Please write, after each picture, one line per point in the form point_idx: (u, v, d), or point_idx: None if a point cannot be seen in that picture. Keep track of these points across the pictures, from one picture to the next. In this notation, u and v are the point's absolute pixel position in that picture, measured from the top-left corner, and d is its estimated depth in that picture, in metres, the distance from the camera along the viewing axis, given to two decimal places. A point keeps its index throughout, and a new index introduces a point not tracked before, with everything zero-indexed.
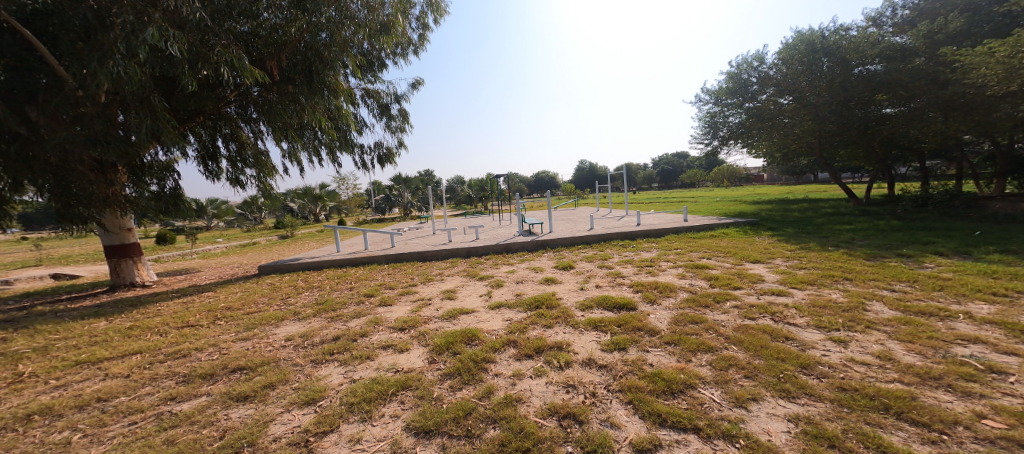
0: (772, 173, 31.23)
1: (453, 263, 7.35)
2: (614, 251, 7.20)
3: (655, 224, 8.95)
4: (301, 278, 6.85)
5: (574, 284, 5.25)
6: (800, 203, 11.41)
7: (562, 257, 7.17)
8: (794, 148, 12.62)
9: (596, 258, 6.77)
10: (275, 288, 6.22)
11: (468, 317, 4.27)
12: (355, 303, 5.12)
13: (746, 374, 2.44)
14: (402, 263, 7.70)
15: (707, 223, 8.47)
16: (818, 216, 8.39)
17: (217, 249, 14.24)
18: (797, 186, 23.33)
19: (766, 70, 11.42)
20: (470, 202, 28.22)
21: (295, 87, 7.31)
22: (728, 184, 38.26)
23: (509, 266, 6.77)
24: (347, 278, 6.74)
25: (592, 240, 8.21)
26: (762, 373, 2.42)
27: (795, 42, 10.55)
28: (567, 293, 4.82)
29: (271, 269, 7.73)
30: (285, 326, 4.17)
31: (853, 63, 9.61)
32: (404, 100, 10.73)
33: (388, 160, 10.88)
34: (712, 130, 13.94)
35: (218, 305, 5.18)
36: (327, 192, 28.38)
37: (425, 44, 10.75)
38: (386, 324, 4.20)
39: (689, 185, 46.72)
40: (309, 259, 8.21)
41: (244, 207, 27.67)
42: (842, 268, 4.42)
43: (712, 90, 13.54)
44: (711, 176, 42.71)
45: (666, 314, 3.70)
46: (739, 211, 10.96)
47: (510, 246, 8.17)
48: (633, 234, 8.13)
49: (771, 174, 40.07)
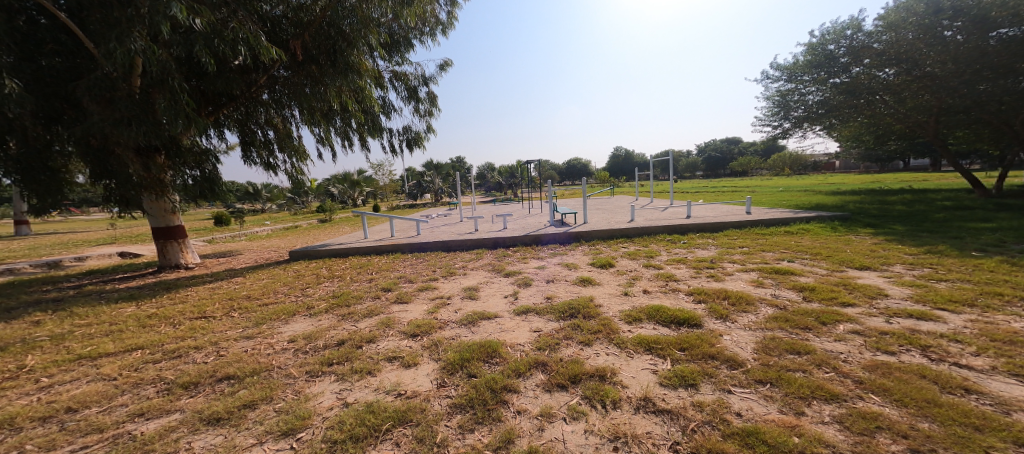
0: (843, 160, 27.41)
1: (479, 255, 6.79)
2: (661, 246, 6.23)
3: (709, 216, 7.74)
4: (325, 267, 6.64)
5: (614, 286, 4.44)
6: (899, 194, 9.50)
7: (600, 252, 6.33)
8: (894, 129, 10.48)
9: (640, 254, 5.86)
10: (298, 277, 6.02)
11: (491, 324, 3.66)
12: (371, 298, 4.72)
13: (912, 447, 1.61)
14: (426, 253, 7.30)
15: (777, 215, 7.10)
16: (933, 211, 6.77)
17: (262, 231, 14.87)
18: (874, 176, 20.20)
19: (862, 39, 9.41)
20: (501, 189, 27.74)
21: (319, 68, 6.96)
22: (788, 172, 34.39)
23: (539, 261, 6.06)
24: (369, 268, 6.42)
25: (635, 233, 7.24)
26: (944, 448, 1.58)
27: (907, 4, 8.51)
28: (607, 299, 4.02)
29: (301, 254, 7.65)
30: (293, 324, 3.82)
31: (992, 26, 7.64)
32: (433, 82, 10.17)
33: (417, 144, 10.47)
34: (781, 112, 12.02)
35: (239, 294, 4.99)
36: (366, 178, 29.09)
37: (453, 22, 10.09)
38: (398, 329, 3.73)
39: (743, 172, 42.76)
40: (337, 246, 8.06)
41: (292, 191, 29.22)
42: (1010, 283, 3.28)
43: (784, 65, 11.55)
44: (767, 164, 38.72)
45: (748, 336, 2.81)
46: (816, 202, 9.35)
47: (541, 237, 7.44)
48: (685, 227, 7.03)
49: (844, 161, 35.34)
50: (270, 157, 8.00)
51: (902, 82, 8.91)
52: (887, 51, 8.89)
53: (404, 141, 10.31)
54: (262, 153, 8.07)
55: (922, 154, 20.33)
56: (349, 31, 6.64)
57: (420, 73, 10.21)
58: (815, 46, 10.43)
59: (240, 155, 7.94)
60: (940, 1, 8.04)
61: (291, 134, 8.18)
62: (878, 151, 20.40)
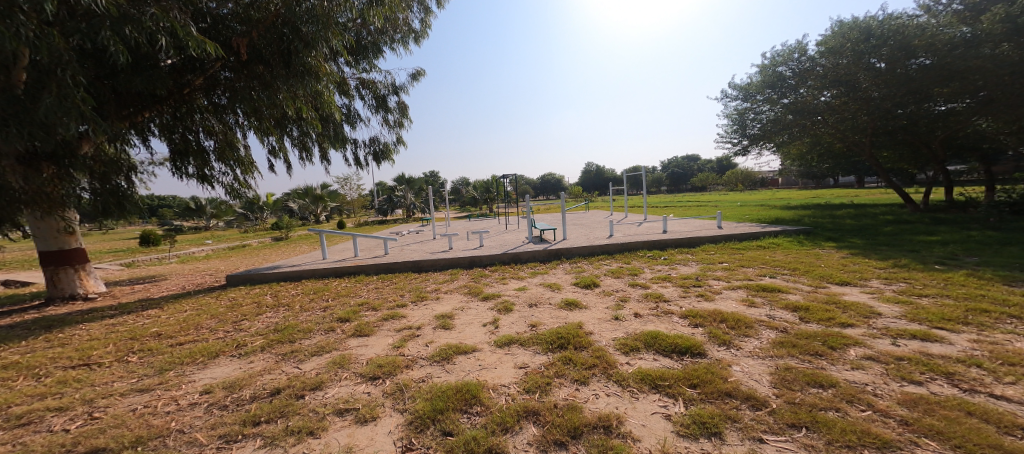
0: (789, 177, 29.83)
1: (452, 276, 6.23)
2: (642, 264, 6.04)
3: (684, 231, 7.77)
4: (270, 293, 5.75)
5: (602, 309, 4.09)
6: (847, 208, 10.21)
7: (581, 271, 6.02)
8: (837, 148, 11.44)
9: (623, 273, 5.61)
10: (234, 307, 5.11)
11: (468, 361, 3.13)
12: (322, 332, 4.00)
13: None
14: (393, 275, 6.62)
15: (749, 230, 7.22)
16: (885, 225, 7.19)
17: (203, 251, 13.25)
18: (819, 192, 22.00)
19: (806, 62, 10.25)
20: (474, 204, 27.17)
21: (267, 70, 6.15)
22: (741, 189, 36.84)
23: (518, 283, 5.63)
24: (325, 293, 5.65)
25: (614, 250, 7.05)
26: None
27: (845, 31, 9.34)
28: (597, 325, 3.64)
29: (242, 279, 6.64)
30: (213, 370, 3.05)
31: (906, 54, 8.44)
32: (403, 93, 9.64)
33: (383, 157, 9.78)
34: (740, 128, 12.84)
35: (151, 332, 4.06)
36: (328, 192, 27.42)
37: (427, 31, 9.73)
38: (353, 370, 3.08)
39: (701, 189, 45.35)
40: (288, 268, 7.13)
41: (244, 206, 26.90)
42: (988, 297, 3.27)
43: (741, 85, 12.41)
44: (722, 180, 41.35)
45: (761, 367, 2.50)
46: (778, 216, 9.81)
47: (518, 255, 7.02)
48: (663, 243, 6.94)
49: (789, 179, 38.51)
50: (204, 171, 6.91)
51: (842, 103, 9.72)
52: (828, 75, 9.65)
53: (371, 154, 9.62)
54: (196, 167, 6.96)
55: (859, 172, 22.45)
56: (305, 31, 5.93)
57: (390, 82, 9.64)
58: (767, 66, 11.48)
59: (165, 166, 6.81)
60: (873, 28, 8.88)
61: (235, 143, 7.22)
62: (821, 169, 22.30)
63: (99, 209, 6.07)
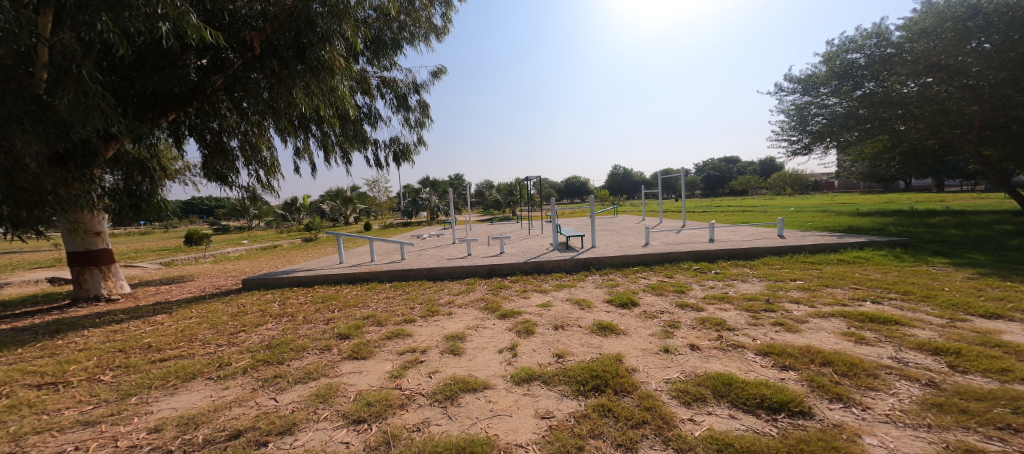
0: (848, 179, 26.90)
1: (470, 287, 5.63)
2: (689, 278, 5.14)
3: (737, 240, 6.72)
4: (278, 300, 5.41)
5: (645, 338, 3.29)
6: (937, 216, 8.62)
7: (616, 285, 5.22)
8: (920, 145, 9.78)
9: (666, 289, 4.75)
10: (238, 315, 4.77)
11: (475, 404, 2.47)
12: (316, 352, 3.50)
13: None
14: (407, 283, 6.13)
15: (821, 240, 6.08)
16: (1004, 238, 5.79)
17: (235, 252, 13.56)
18: (883, 196, 19.59)
19: (888, 47, 8.82)
20: (499, 207, 26.63)
21: (280, 63, 5.85)
22: (789, 192, 33.90)
23: (542, 298, 4.92)
24: (333, 302, 5.23)
25: (653, 261, 6.16)
26: None
27: (941, 9, 7.91)
28: (642, 360, 2.86)
29: (257, 283, 6.40)
30: (179, 398, 2.58)
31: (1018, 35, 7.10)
32: (425, 91, 9.33)
33: (405, 158, 9.50)
34: (798, 124, 11.44)
35: (141, 343, 3.73)
36: (359, 195, 28.00)
37: (449, 28, 9.38)
38: (337, 407, 2.51)
39: (743, 192, 42.32)
40: (303, 273, 6.83)
41: (282, 207, 28.02)
42: None
43: (799, 77, 11.07)
44: (768, 184, 38.32)
45: (916, 445, 1.62)
46: (849, 224, 8.42)
47: (543, 264, 6.32)
48: (713, 254, 5.96)
49: (845, 181, 34.98)
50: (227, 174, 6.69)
51: (939, 92, 8.15)
52: (923, 61, 8.09)
53: (391, 155, 9.36)
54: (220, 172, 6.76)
55: (932, 174, 19.77)
56: (319, 22, 5.60)
57: (411, 80, 9.33)
58: (834, 53, 10.20)
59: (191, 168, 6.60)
60: (982, 3, 7.40)
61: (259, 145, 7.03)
62: (886, 170, 19.87)
63: (116, 209, 5.86)
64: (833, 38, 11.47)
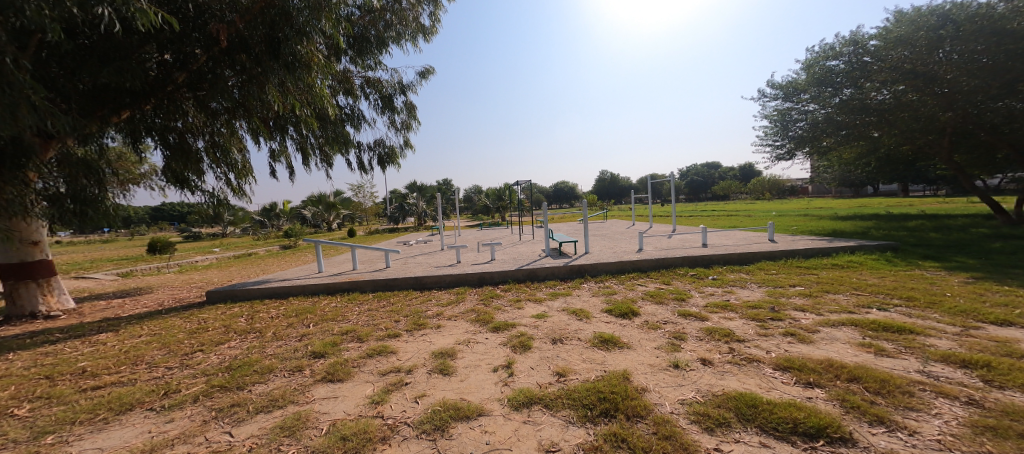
0: (823, 184, 28.00)
1: (459, 297, 5.30)
2: (687, 286, 4.98)
3: (730, 245, 6.66)
4: (247, 314, 4.94)
5: (652, 353, 3.06)
6: (915, 220, 8.88)
7: (613, 294, 5.01)
8: (896, 151, 10.13)
9: (665, 296, 4.57)
10: (199, 332, 4.29)
11: (469, 435, 2.16)
12: (286, 376, 3.10)
13: None
14: (391, 293, 5.76)
15: (813, 244, 6.06)
16: (987, 241, 5.92)
17: (206, 260, 12.77)
18: (858, 201, 20.36)
19: (866, 53, 9.25)
20: (487, 212, 26.34)
21: (250, 58, 5.37)
22: (768, 198, 35.00)
23: (537, 309, 4.65)
24: (310, 315, 4.82)
25: (648, 268, 6.00)
26: None
27: (913, 19, 8.36)
28: (651, 379, 2.61)
29: (223, 295, 5.87)
30: (112, 439, 2.17)
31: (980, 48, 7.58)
32: (411, 92, 8.99)
33: (389, 162, 9.10)
34: (780, 129, 11.78)
35: (78, 370, 3.24)
36: (341, 200, 27.20)
37: (437, 29, 9.13)
38: (306, 444, 2.15)
39: (724, 197, 43.46)
40: (276, 284, 6.33)
41: (259, 213, 26.92)
42: None
43: (782, 84, 11.49)
44: (748, 189, 39.42)
45: None
46: (834, 228, 8.55)
47: (536, 272, 6.07)
48: (708, 260, 5.86)
49: (819, 187, 36.42)
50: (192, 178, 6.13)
51: (915, 99, 8.51)
52: (901, 66, 8.50)
53: (375, 158, 8.95)
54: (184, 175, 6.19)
55: (902, 179, 20.74)
56: (295, 16, 5.19)
57: (396, 80, 8.98)
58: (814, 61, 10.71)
59: (152, 171, 6.04)
60: (953, 13, 7.85)
61: (229, 147, 6.50)
62: (860, 175, 20.70)
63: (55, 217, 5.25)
64: (812, 48, 12.01)
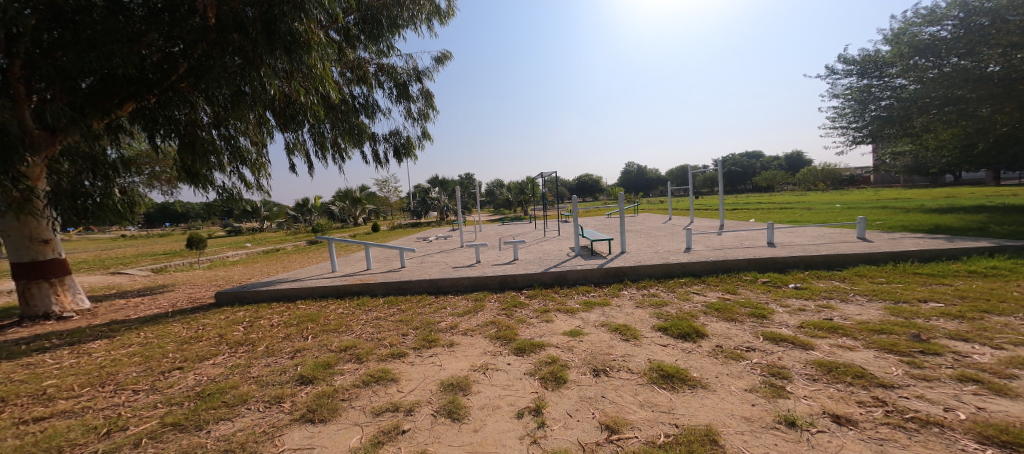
0: (886, 171, 25.06)
1: (478, 306, 4.59)
2: (761, 295, 3.96)
3: (804, 244, 5.51)
4: (246, 322, 4.46)
5: (742, 399, 2.14)
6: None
7: (663, 304, 4.06)
8: (1007, 131, 8.40)
9: (736, 311, 3.58)
10: (189, 343, 3.81)
11: None
12: (259, 410, 2.47)
13: None
14: (404, 299, 5.15)
15: (922, 246, 4.82)
16: None
17: (236, 255, 12.88)
18: (935, 190, 17.86)
19: (979, 16, 7.83)
20: (511, 206, 25.71)
21: (244, 37, 4.78)
22: (822, 188, 31.83)
23: (569, 323, 3.83)
24: (311, 325, 4.26)
25: (703, 272, 4.98)
26: None
27: None
28: (760, 447, 1.72)
29: (231, 297, 5.49)
30: None
31: None
32: (428, 78, 8.36)
33: (407, 153, 8.54)
34: (855, 109, 10.44)
35: (34, 391, 2.78)
36: (369, 195, 27.43)
37: (454, 10, 8.41)
38: None
39: (767, 188, 40.29)
40: (285, 285, 5.88)
41: (294, 209, 27.71)
42: None
43: (864, 57, 10.17)
44: (795, 179, 36.22)
45: None
46: (930, 224, 7.08)
47: (566, 274, 5.22)
48: (782, 263, 4.76)
49: (880, 176, 32.82)
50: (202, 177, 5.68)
51: None
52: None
53: (392, 149, 8.42)
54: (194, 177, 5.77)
55: (991, 165, 17.93)
56: None
57: (412, 66, 8.38)
58: (904, 30, 9.36)
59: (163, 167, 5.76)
60: None
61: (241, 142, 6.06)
62: (936, 161, 18.09)
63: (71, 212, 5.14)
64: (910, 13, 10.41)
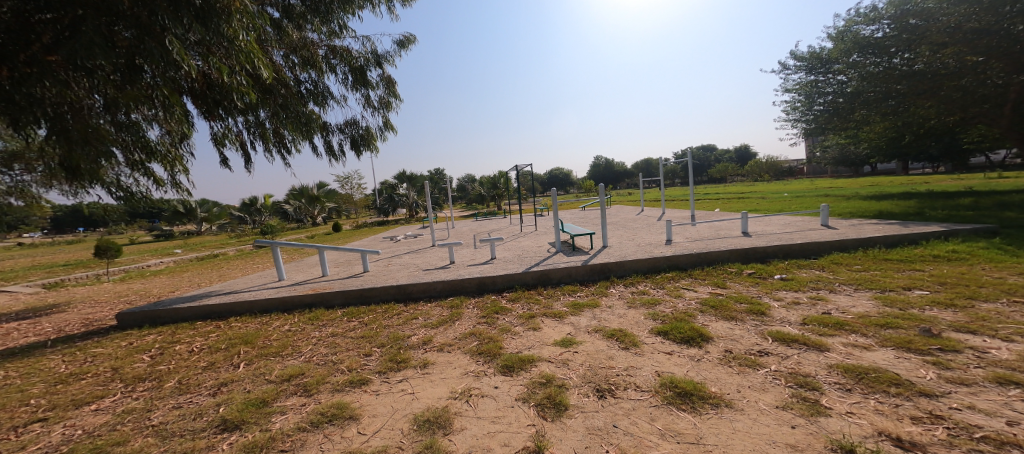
0: (823, 163, 27.50)
1: (453, 317, 4.06)
2: (753, 288, 3.82)
3: (779, 233, 5.54)
4: (158, 350, 3.59)
5: (778, 420, 1.84)
6: (965, 199, 7.94)
7: (655, 305, 3.86)
8: (934, 124, 9.20)
9: (733, 307, 3.38)
10: (70, 384, 2.93)
11: None
12: None
13: None
14: (365, 310, 4.50)
15: (889, 231, 4.97)
16: None
17: (164, 263, 11.20)
18: (867, 180, 19.71)
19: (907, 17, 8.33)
20: (480, 201, 25.05)
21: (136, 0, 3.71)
22: (768, 179, 34.33)
23: (559, 332, 3.58)
24: (245, 349, 3.50)
25: (688, 266, 4.83)
26: None
27: None
28: None
29: (142, 317, 4.50)
30: None
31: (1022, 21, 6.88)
32: (388, 64, 7.49)
33: (366, 145, 7.65)
34: (804, 102, 11.09)
35: None
36: (324, 192, 25.43)
37: None
38: None
39: (719, 179, 42.91)
40: (215, 298, 4.94)
41: (239, 209, 25.12)
42: None
43: (814, 52, 10.73)
44: (743, 171, 38.87)
45: None
46: (879, 210, 7.54)
47: (549, 273, 4.96)
48: (763, 253, 4.70)
49: (815, 167, 36.03)
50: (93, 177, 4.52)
51: (978, 64, 7.51)
52: (959, 26, 7.46)
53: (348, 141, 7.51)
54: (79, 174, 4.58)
55: (912, 157, 20.04)
56: None
57: (370, 49, 7.46)
58: (848, 27, 9.92)
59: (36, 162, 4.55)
60: None
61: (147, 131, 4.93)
62: (869, 152, 19.89)
63: None
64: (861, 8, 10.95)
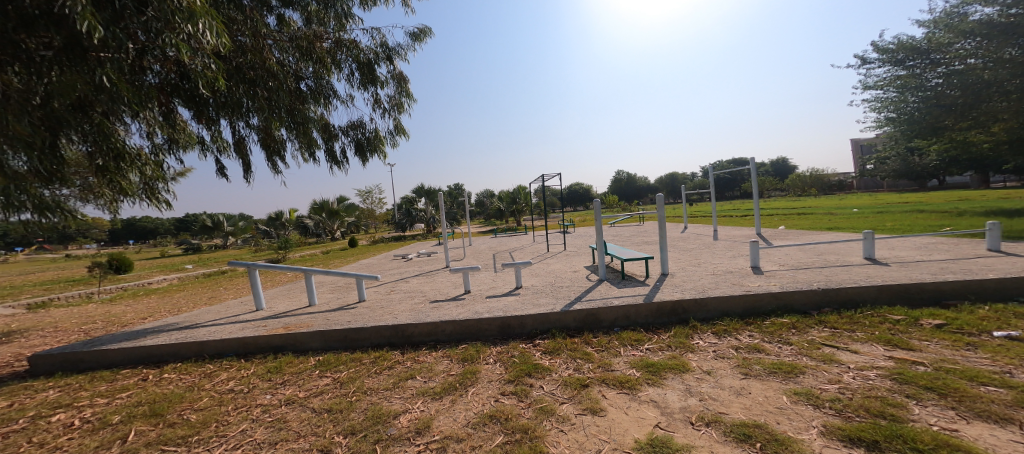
0: (880, 177, 24.86)
1: (468, 387, 2.75)
2: (969, 354, 2.26)
3: (929, 261, 3.92)
4: (27, 420, 2.39)
5: None
6: None
7: (794, 374, 2.38)
8: None
9: (977, 395, 1.84)
10: None
11: None
12: None
13: None
14: (347, 363, 3.26)
15: None
16: None
17: (166, 280, 10.46)
18: (944, 194, 17.21)
19: None
20: (501, 217, 23.92)
21: None
22: (810, 194, 31.74)
23: (639, 421, 2.18)
24: (146, 426, 2.26)
25: (809, 309, 3.30)
26: None
27: None
28: None
29: (57, 361, 3.31)
30: None
31: None
32: (400, 58, 6.56)
33: (372, 149, 6.64)
34: (893, 100, 9.47)
35: None
36: (345, 207, 25.19)
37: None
38: None
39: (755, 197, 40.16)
40: (161, 336, 3.73)
41: (263, 224, 25.14)
42: None
43: (904, 43, 9.27)
44: (783, 188, 36.17)
45: None
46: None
47: (598, 313, 3.58)
48: (934, 292, 3.13)
49: (866, 182, 33.02)
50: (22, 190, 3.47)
51: None
52: None
53: (353, 145, 6.56)
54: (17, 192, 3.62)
55: (987, 169, 17.66)
56: None
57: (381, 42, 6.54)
58: (954, 13, 8.51)
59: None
60: None
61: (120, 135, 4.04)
62: (938, 161, 17.58)
63: None
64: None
